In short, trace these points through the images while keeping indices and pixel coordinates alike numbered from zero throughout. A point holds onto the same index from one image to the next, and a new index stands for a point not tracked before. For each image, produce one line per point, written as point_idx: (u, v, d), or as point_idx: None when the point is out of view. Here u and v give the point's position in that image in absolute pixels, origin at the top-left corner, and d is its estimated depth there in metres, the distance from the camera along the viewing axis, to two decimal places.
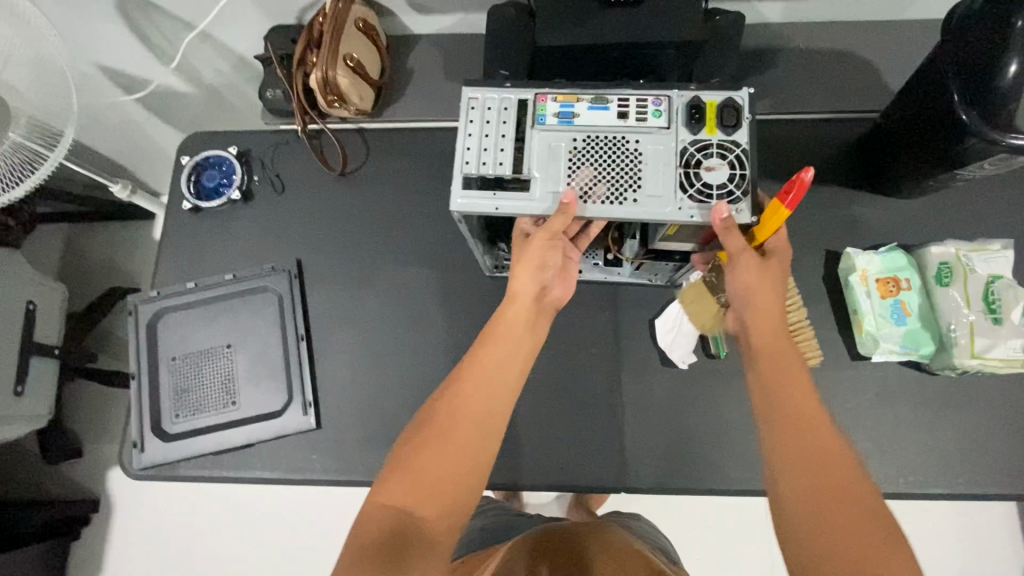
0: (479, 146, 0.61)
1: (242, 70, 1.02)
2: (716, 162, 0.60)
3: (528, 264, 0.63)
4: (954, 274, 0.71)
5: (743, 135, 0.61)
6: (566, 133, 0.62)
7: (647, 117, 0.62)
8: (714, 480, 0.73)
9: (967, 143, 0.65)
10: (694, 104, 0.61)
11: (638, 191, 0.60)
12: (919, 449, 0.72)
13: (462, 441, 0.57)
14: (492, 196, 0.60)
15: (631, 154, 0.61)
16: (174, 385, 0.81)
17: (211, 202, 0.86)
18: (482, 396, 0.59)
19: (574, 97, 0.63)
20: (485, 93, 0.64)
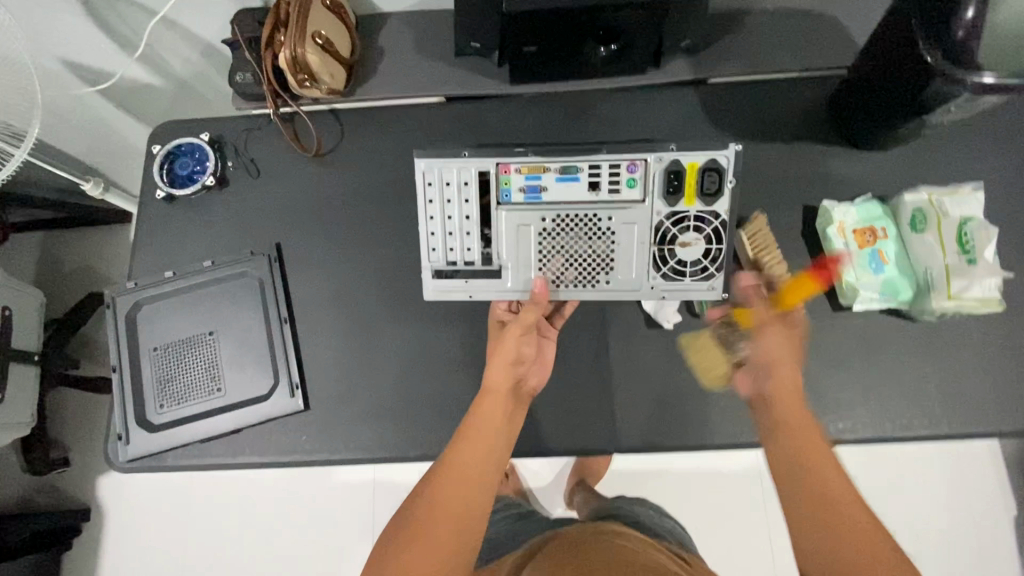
0: (446, 231, 0.73)
1: (211, 57, 1.02)
2: (690, 237, 0.72)
3: (504, 354, 0.70)
4: (928, 219, 0.72)
5: (720, 205, 0.72)
6: (536, 215, 0.72)
7: (625, 188, 0.72)
8: (703, 436, 0.74)
9: (931, 92, 0.67)
10: (673, 172, 0.71)
11: (610, 272, 0.73)
12: (902, 393, 0.73)
13: (452, 514, 0.59)
14: (465, 285, 0.75)
15: (604, 231, 0.72)
16: (157, 375, 0.79)
17: (185, 189, 0.85)
18: (475, 456, 0.63)
19: (542, 168, 0.72)
20: (444, 166, 0.72)
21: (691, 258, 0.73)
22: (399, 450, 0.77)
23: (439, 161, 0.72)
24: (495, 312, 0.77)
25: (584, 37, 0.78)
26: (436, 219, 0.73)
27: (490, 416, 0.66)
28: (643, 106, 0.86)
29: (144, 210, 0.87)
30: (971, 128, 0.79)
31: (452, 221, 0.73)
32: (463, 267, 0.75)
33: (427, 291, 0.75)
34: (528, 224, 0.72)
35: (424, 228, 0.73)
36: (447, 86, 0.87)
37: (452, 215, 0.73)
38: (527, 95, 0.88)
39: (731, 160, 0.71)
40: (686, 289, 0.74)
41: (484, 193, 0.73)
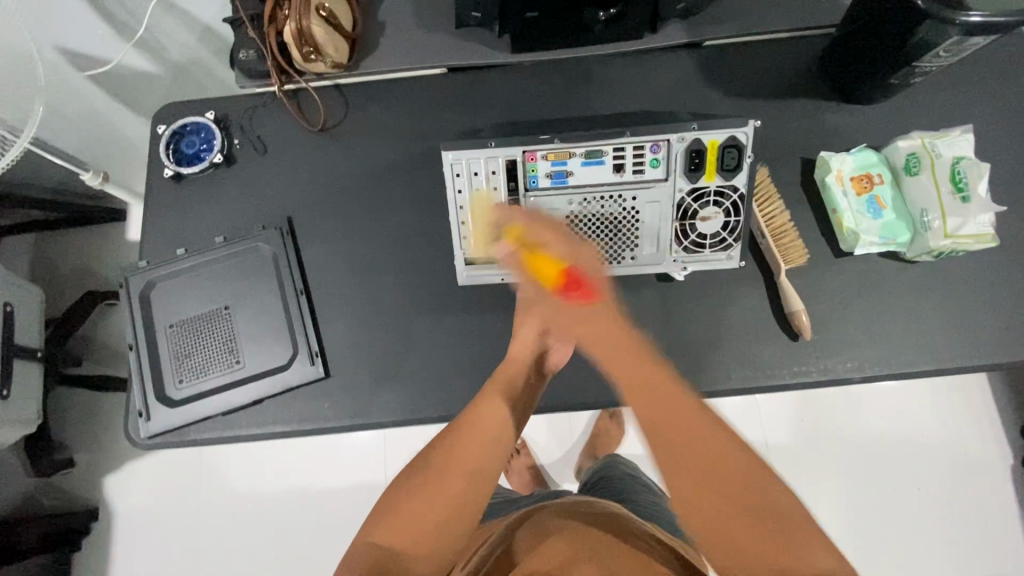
0: (475, 220, 0.76)
1: (208, 40, 1.03)
2: (710, 212, 0.75)
3: (531, 325, 0.71)
4: (922, 162, 0.75)
5: (739, 178, 0.74)
6: (563, 199, 0.75)
7: (646, 169, 0.74)
8: (718, 382, 0.76)
9: (920, 33, 0.69)
10: (693, 150, 0.73)
11: (636, 249, 0.76)
12: (905, 331, 0.76)
13: (462, 475, 0.59)
14: (498, 269, 0.78)
15: (628, 211, 0.75)
16: (174, 352, 0.80)
17: (192, 167, 0.85)
18: (495, 429, 0.62)
19: (566, 154, 0.74)
20: (472, 156, 0.74)
21: (713, 232, 0.75)
22: (421, 412, 0.78)
23: (465, 153, 0.74)
24: (521, 290, 0.77)
25: (582, 4, 0.81)
26: (466, 208, 0.75)
27: (510, 395, 0.66)
28: (641, 69, 0.88)
29: (152, 191, 0.87)
30: (956, 77, 0.82)
31: (481, 210, 0.76)
32: (494, 253, 0.77)
33: (461, 278, 0.79)
34: (556, 209, 0.75)
35: (452, 218, 0.76)
36: (450, 57, 0.88)
37: (482, 204, 0.75)
38: (528, 64, 0.90)
39: (750, 136, 0.73)
40: (708, 262, 0.76)
41: (511, 180, 0.75)
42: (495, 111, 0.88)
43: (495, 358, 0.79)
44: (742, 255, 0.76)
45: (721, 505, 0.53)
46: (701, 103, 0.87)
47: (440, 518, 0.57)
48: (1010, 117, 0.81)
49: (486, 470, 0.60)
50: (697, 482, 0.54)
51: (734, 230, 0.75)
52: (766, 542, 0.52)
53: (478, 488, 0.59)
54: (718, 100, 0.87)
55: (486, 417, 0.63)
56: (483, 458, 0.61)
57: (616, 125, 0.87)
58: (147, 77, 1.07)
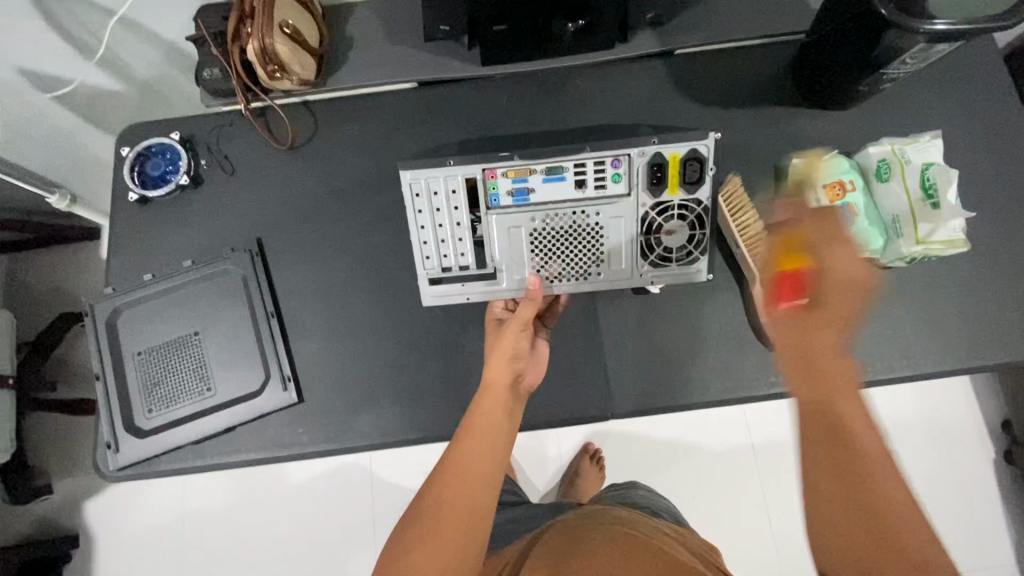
0: (437, 239, 0.74)
1: (174, 58, 0.99)
2: (675, 225, 0.74)
3: (502, 351, 0.70)
4: (892, 168, 0.76)
5: (702, 190, 0.73)
6: (525, 216, 0.74)
7: (608, 183, 0.73)
8: (696, 394, 0.76)
9: (886, 41, 0.70)
10: (654, 164, 0.72)
11: (602, 265, 0.75)
12: (880, 337, 0.77)
13: (457, 515, 0.58)
14: (462, 289, 0.76)
15: (592, 227, 0.74)
16: (143, 381, 0.78)
17: (157, 190, 0.83)
18: (480, 466, 0.62)
19: (527, 171, 0.73)
20: (430, 175, 0.73)
21: (677, 245, 0.75)
22: (398, 434, 0.77)
23: (425, 172, 0.73)
24: (491, 313, 0.76)
25: (550, 14, 0.79)
26: (428, 228, 0.74)
27: (494, 427, 0.65)
28: (613, 80, 0.88)
29: (117, 215, 0.85)
30: (926, 81, 0.83)
31: (444, 229, 0.74)
32: (458, 272, 0.76)
33: (425, 299, 0.77)
34: (519, 226, 0.74)
35: (414, 238, 0.74)
36: (420, 71, 0.87)
37: (443, 223, 0.74)
38: (499, 76, 0.89)
39: (710, 148, 0.72)
40: (675, 276, 0.75)
41: (472, 199, 0.74)
42: (468, 125, 0.87)
43: (472, 377, 0.78)
44: (710, 268, 0.76)
45: (869, 503, 0.45)
46: (673, 112, 0.87)
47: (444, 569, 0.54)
48: (979, 121, 0.81)
49: (478, 506, 0.59)
50: (818, 500, 0.48)
51: (699, 243, 0.75)
52: (873, 545, 0.44)
53: (472, 527, 0.58)
54: (690, 109, 0.87)
55: (470, 455, 0.62)
56: (473, 495, 0.60)
57: (589, 137, 0.86)
58: (113, 96, 1.05)
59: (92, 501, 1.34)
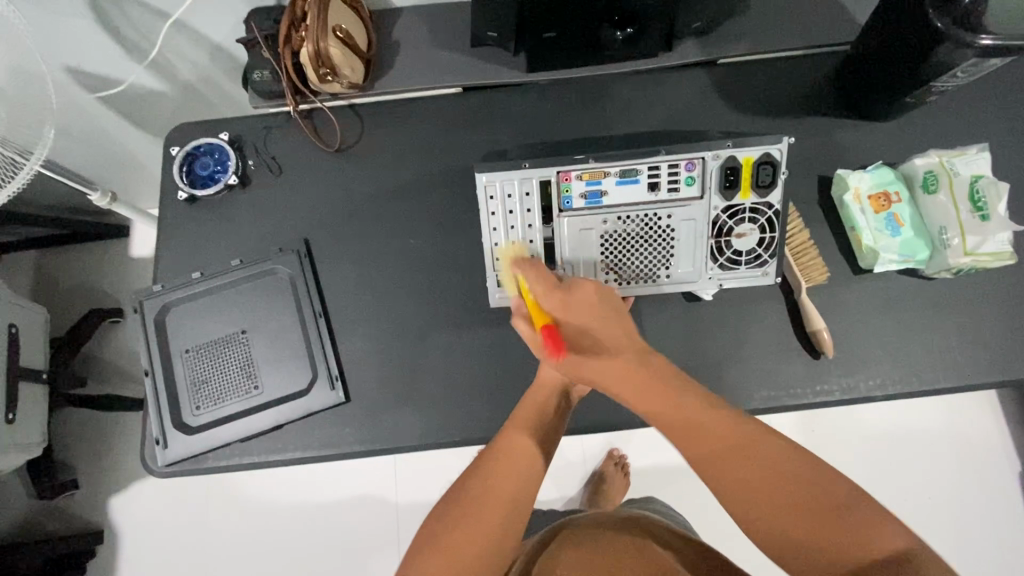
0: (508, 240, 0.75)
1: (220, 59, 0.99)
2: (745, 228, 0.75)
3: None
4: (940, 180, 0.76)
5: (774, 195, 0.74)
6: (597, 218, 0.75)
7: (682, 186, 0.74)
8: (742, 402, 0.76)
9: (937, 55, 0.70)
10: (728, 168, 0.73)
11: (671, 267, 0.76)
12: (925, 348, 0.77)
13: (501, 503, 0.59)
14: None
15: (664, 229, 0.75)
16: (191, 377, 0.78)
17: (207, 190, 0.85)
18: (528, 459, 0.62)
19: (600, 174, 0.74)
20: (505, 178, 0.74)
21: (747, 248, 0.75)
22: (443, 436, 0.77)
23: (500, 176, 0.74)
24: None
25: (600, 21, 0.79)
26: (499, 230, 0.75)
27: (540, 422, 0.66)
28: (657, 88, 0.89)
29: (165, 214, 0.86)
30: (970, 94, 0.83)
31: (514, 230, 0.75)
32: None
33: (492, 300, 0.77)
34: (590, 227, 0.75)
35: (486, 240, 0.75)
36: (465, 76, 0.88)
37: (515, 225, 0.75)
38: (543, 82, 0.90)
39: (785, 150, 0.73)
40: (743, 279, 0.76)
41: (544, 201, 0.75)
42: (511, 130, 0.88)
43: (517, 380, 0.78)
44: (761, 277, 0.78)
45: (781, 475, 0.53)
46: (717, 121, 0.87)
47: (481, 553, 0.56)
48: (1023, 134, 0.82)
49: (520, 500, 0.60)
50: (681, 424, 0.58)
51: (769, 245, 0.75)
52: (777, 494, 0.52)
53: (513, 516, 0.59)
54: (733, 118, 0.87)
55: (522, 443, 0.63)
56: (518, 484, 0.60)
57: (633, 144, 0.87)
58: (155, 96, 1.06)
59: (118, 496, 1.35)
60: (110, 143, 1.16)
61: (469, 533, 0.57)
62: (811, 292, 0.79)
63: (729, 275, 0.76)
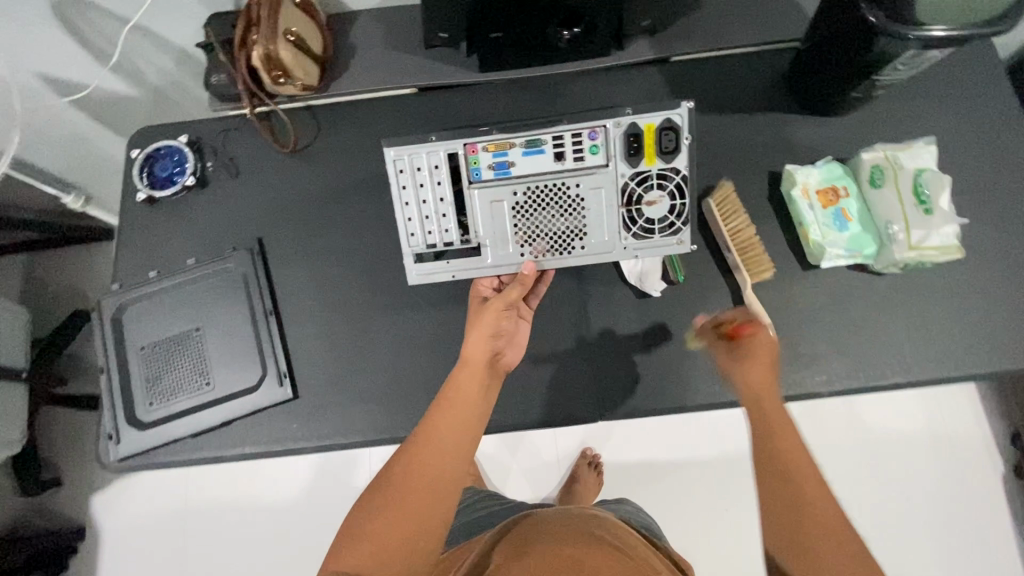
0: (421, 215, 0.74)
1: (186, 64, 1.02)
2: (655, 196, 0.74)
3: (482, 327, 0.70)
4: (886, 174, 0.76)
5: (679, 161, 0.74)
6: (507, 190, 0.74)
7: (586, 155, 0.73)
8: (687, 398, 0.76)
9: (878, 49, 0.70)
10: (631, 136, 0.72)
11: (585, 237, 0.75)
12: (873, 344, 0.76)
13: (424, 482, 0.60)
14: (447, 266, 0.76)
15: (573, 198, 0.74)
16: (146, 374, 0.80)
17: (165, 191, 0.86)
18: (450, 441, 0.63)
19: (506, 145, 0.73)
20: (414, 152, 0.73)
21: (657, 218, 0.75)
22: (389, 432, 0.78)
23: (410, 151, 0.73)
24: (476, 292, 0.77)
25: (546, 20, 0.80)
26: (411, 204, 0.74)
27: (461, 403, 0.66)
28: (609, 86, 0.89)
29: (126, 215, 0.88)
30: (923, 87, 0.83)
31: (427, 204, 0.74)
32: (443, 249, 0.75)
33: (411, 277, 0.76)
34: (501, 199, 0.74)
35: (399, 215, 0.74)
36: (420, 78, 0.90)
37: (427, 199, 0.74)
38: (496, 82, 0.91)
39: (684, 116, 0.73)
40: (657, 248, 0.75)
41: (454, 173, 0.74)
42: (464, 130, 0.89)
43: None
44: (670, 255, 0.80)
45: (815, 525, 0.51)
46: None
47: (403, 536, 0.57)
48: (974, 127, 0.81)
49: (449, 481, 0.61)
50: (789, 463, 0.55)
51: (679, 212, 0.75)
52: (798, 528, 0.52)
53: (445, 493, 0.60)
54: None
55: (446, 420, 0.64)
56: (441, 467, 0.61)
57: None
58: (127, 100, 1.09)
59: (100, 494, 1.37)
60: (87, 148, 1.19)
61: (398, 523, 0.57)
62: (758, 289, 0.79)
63: (644, 246, 0.75)
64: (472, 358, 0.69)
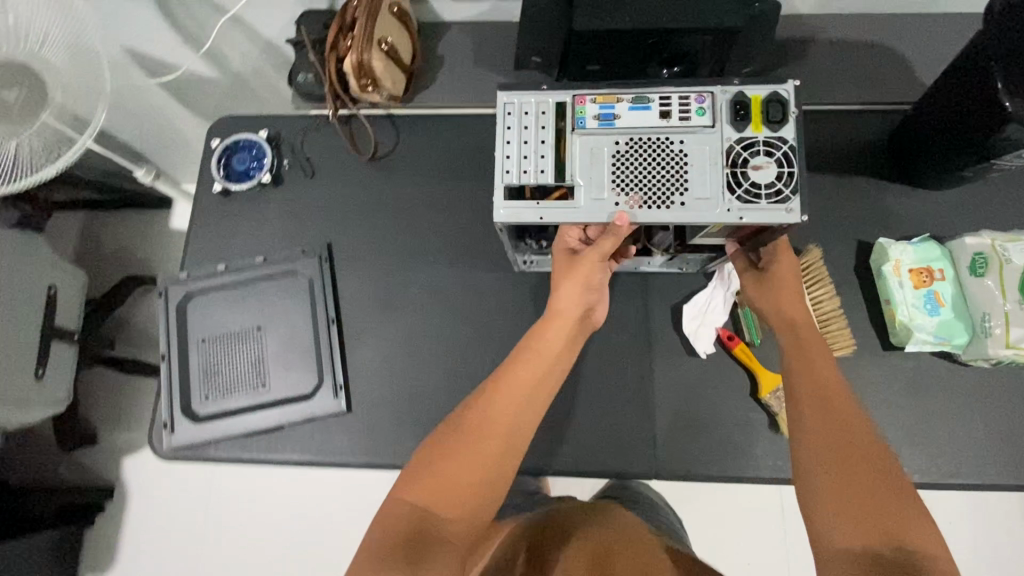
0: (519, 153, 0.62)
1: (270, 55, 1.01)
2: (762, 160, 0.61)
3: (574, 280, 0.67)
4: (989, 264, 0.72)
5: (788, 132, 0.62)
6: (608, 138, 0.63)
7: (692, 115, 0.62)
8: (746, 470, 0.73)
9: (1007, 132, 0.66)
10: (738, 100, 0.62)
11: (686, 194, 0.61)
12: (948, 438, 0.73)
13: (496, 430, 0.60)
14: (536, 205, 0.61)
15: (676, 155, 0.62)
16: (204, 367, 0.80)
17: (241, 184, 0.87)
18: (525, 391, 0.63)
19: (613, 99, 0.63)
20: (519, 99, 0.64)
21: (765, 184, 0.61)
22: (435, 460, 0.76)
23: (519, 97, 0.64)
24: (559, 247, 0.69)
25: (647, 59, 0.77)
26: (512, 140, 0.63)
27: (544, 351, 0.65)
28: None
29: (199, 203, 0.88)
30: None
31: (527, 145, 0.62)
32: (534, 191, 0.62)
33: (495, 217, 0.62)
34: (600, 147, 0.62)
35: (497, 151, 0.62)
36: None
37: (529, 139, 0.63)
38: None
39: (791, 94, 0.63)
40: (765, 217, 0.60)
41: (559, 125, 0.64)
42: None
43: None
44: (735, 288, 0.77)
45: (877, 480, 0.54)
46: None
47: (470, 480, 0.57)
48: None
49: (520, 432, 0.61)
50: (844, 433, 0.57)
51: (790, 180, 0.60)
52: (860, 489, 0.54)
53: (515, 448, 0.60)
54: None
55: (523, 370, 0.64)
56: (515, 411, 0.61)
57: None
58: (206, 82, 1.09)
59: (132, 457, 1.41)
60: (162, 122, 1.21)
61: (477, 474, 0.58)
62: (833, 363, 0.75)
63: (759, 212, 0.60)
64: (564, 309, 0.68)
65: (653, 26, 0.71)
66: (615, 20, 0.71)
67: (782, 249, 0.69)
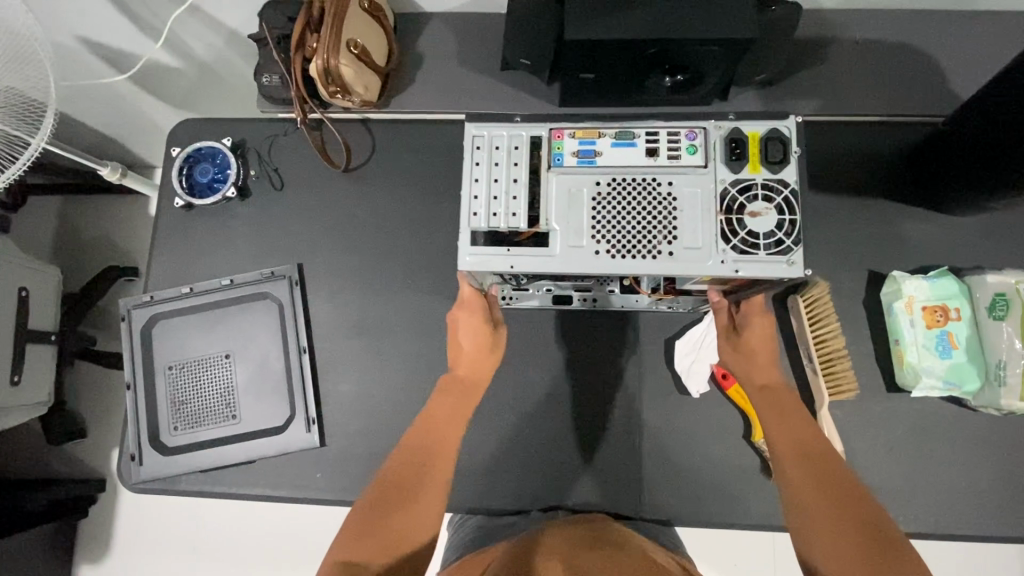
0: (488, 192, 0.54)
1: (236, 46, 0.93)
2: (760, 206, 0.53)
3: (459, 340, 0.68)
4: (1010, 307, 0.67)
5: (791, 173, 0.54)
6: (589, 177, 0.55)
7: (681, 155, 0.54)
8: (736, 516, 0.70)
9: None
10: (733, 137, 0.54)
11: (673, 241, 0.53)
12: (949, 487, 0.69)
13: (417, 475, 0.59)
14: (505, 252, 0.53)
15: (664, 200, 0.54)
16: (172, 396, 0.77)
17: (205, 199, 0.80)
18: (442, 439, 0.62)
19: (595, 132, 0.56)
20: (493, 130, 0.56)
21: (760, 235, 0.53)
22: None
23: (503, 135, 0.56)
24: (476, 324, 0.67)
25: (648, 69, 0.69)
26: (480, 181, 0.55)
27: (458, 414, 0.64)
28: None
29: (160, 217, 0.82)
30: None
31: (498, 184, 0.55)
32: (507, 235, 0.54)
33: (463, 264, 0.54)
34: (580, 188, 0.54)
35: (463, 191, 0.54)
36: (490, 104, 0.80)
37: (499, 177, 0.55)
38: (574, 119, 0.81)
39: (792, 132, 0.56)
40: (761, 270, 0.53)
41: (534, 162, 0.56)
42: None
43: (499, 451, 0.74)
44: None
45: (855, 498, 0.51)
46: None
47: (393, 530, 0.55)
48: None
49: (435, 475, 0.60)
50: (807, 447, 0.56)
51: (792, 229, 0.53)
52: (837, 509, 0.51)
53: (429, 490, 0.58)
54: None
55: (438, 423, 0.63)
56: (435, 463, 0.60)
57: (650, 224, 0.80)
58: (170, 72, 1.01)
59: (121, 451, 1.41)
60: (127, 113, 1.13)
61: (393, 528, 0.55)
62: (833, 405, 0.71)
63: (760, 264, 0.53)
64: (467, 378, 0.67)
65: (656, 36, 0.63)
66: (614, 34, 0.63)
67: (758, 307, 0.64)
